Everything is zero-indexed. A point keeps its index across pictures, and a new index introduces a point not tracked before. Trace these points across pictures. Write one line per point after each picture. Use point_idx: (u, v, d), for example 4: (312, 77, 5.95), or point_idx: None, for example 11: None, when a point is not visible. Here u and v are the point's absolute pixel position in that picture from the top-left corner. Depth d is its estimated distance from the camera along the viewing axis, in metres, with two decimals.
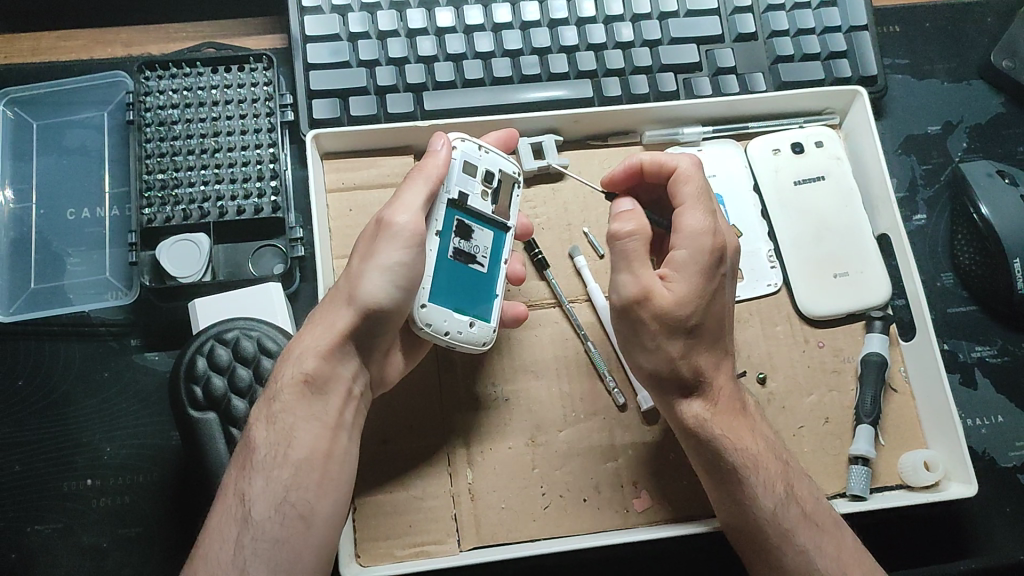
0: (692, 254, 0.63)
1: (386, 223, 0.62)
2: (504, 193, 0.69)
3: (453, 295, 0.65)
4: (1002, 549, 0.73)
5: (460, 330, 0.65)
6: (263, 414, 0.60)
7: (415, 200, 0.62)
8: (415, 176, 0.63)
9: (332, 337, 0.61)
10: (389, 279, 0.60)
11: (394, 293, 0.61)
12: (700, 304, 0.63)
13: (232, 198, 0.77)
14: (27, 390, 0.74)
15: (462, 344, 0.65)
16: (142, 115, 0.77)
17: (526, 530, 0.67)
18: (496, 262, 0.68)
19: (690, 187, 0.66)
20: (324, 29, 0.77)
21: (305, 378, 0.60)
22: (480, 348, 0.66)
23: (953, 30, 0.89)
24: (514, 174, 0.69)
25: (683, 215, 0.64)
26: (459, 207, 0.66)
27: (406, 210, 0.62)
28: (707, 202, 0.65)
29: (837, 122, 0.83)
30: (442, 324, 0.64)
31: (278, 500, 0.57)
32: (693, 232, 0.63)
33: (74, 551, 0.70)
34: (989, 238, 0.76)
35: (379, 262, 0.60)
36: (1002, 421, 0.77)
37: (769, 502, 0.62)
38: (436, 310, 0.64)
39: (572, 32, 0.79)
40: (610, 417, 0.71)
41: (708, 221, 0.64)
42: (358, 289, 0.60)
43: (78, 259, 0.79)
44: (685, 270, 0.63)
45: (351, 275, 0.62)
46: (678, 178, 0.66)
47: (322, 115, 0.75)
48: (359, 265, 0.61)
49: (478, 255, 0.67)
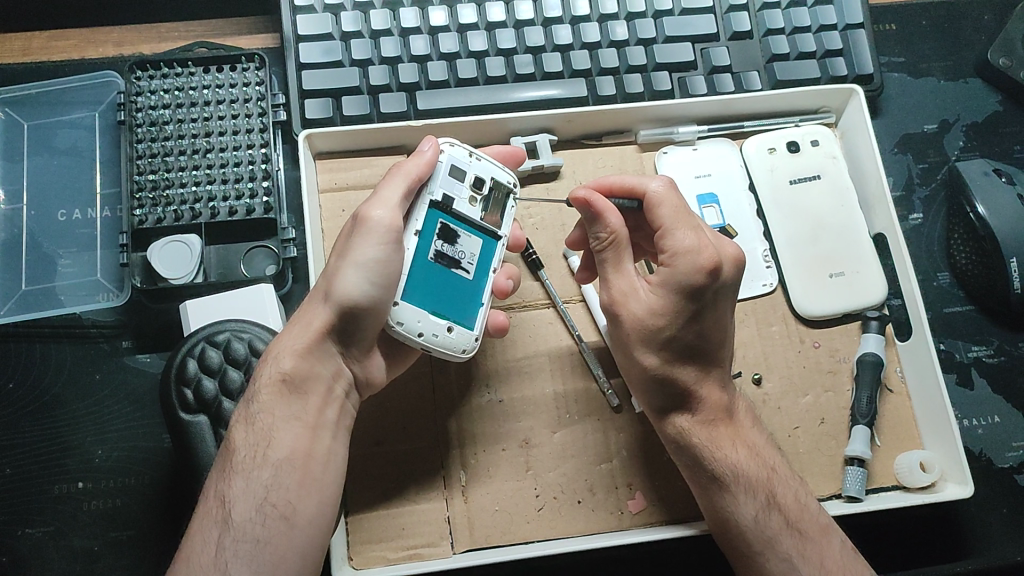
0: (682, 276, 0.61)
1: (362, 220, 0.61)
2: (497, 202, 0.67)
3: (430, 296, 0.63)
4: (998, 550, 0.73)
5: (435, 333, 0.62)
6: (242, 415, 0.61)
7: (391, 196, 0.62)
8: (394, 174, 0.63)
9: (308, 336, 0.62)
10: (365, 276, 0.60)
11: (368, 290, 0.60)
12: (681, 317, 0.62)
13: (224, 199, 0.76)
14: (18, 392, 0.74)
15: (437, 349, 0.63)
16: (133, 115, 0.77)
17: (519, 532, 0.67)
18: (484, 271, 0.66)
19: (666, 209, 0.63)
20: (316, 28, 0.76)
21: (283, 377, 0.61)
22: (458, 356, 0.63)
23: (950, 28, 0.89)
24: (509, 184, 0.67)
25: (667, 238, 0.62)
26: (443, 210, 0.65)
27: (381, 207, 0.61)
28: (689, 218, 0.63)
29: (833, 120, 0.82)
30: (415, 325, 0.62)
31: (258, 502, 0.57)
32: (679, 254, 0.61)
33: (65, 554, 0.70)
34: (986, 238, 0.75)
35: (354, 259, 0.60)
36: (998, 421, 0.76)
37: (748, 511, 0.62)
38: (410, 310, 0.62)
39: (566, 30, 0.79)
40: (605, 418, 0.71)
41: (696, 239, 0.62)
42: (334, 287, 0.60)
43: (69, 261, 0.78)
44: (672, 288, 0.62)
45: (329, 274, 0.62)
46: (650, 201, 0.64)
47: (314, 114, 0.74)
48: (337, 263, 0.61)
49: (463, 261, 0.64)
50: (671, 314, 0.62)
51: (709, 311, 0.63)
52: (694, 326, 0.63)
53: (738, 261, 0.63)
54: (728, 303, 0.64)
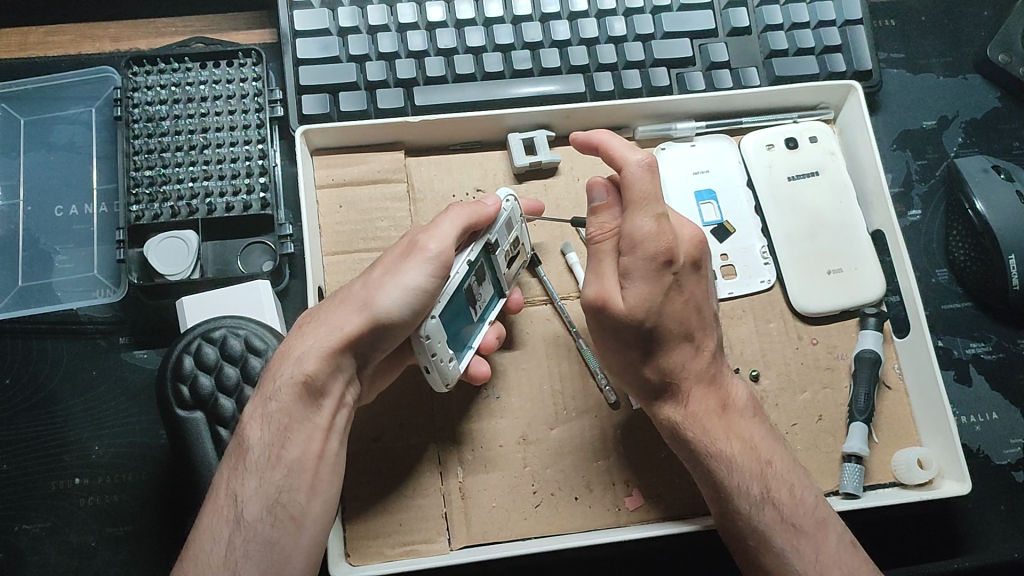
0: (638, 262, 0.62)
1: (421, 246, 0.62)
2: (514, 264, 0.70)
3: (451, 322, 0.62)
4: (995, 547, 0.73)
5: (442, 359, 0.61)
6: (257, 412, 0.59)
7: (450, 230, 0.62)
8: (461, 207, 0.63)
9: (339, 341, 0.60)
10: (407, 301, 0.60)
11: (406, 315, 0.60)
12: (655, 307, 0.62)
13: (221, 194, 0.76)
14: (15, 388, 0.74)
15: (434, 373, 0.61)
16: (130, 111, 0.77)
17: (517, 528, 0.67)
18: (482, 319, 0.67)
19: (636, 192, 0.63)
20: (314, 24, 0.76)
21: (306, 380, 0.59)
22: (440, 385, 0.62)
23: (949, 23, 0.89)
24: (525, 253, 0.72)
25: (629, 223, 0.62)
26: (488, 252, 0.66)
27: (439, 239, 0.61)
28: (656, 204, 0.63)
29: (831, 116, 0.82)
30: (437, 345, 0.60)
31: (270, 501, 0.56)
32: (636, 241, 0.62)
33: (63, 551, 0.70)
34: (985, 235, 0.75)
35: (402, 281, 0.60)
36: (996, 418, 0.76)
37: (748, 506, 0.61)
38: (440, 328, 0.60)
39: (564, 26, 0.78)
40: (603, 415, 0.71)
41: (655, 228, 0.62)
42: (375, 300, 0.60)
43: (66, 256, 0.78)
44: (636, 274, 0.62)
45: (370, 284, 0.62)
46: (625, 178, 0.64)
47: (311, 110, 0.74)
48: (382, 278, 0.62)
49: (478, 303, 0.66)
50: (643, 304, 0.62)
51: (676, 291, 0.64)
52: (668, 312, 0.63)
53: (696, 246, 0.65)
54: (697, 286, 0.65)
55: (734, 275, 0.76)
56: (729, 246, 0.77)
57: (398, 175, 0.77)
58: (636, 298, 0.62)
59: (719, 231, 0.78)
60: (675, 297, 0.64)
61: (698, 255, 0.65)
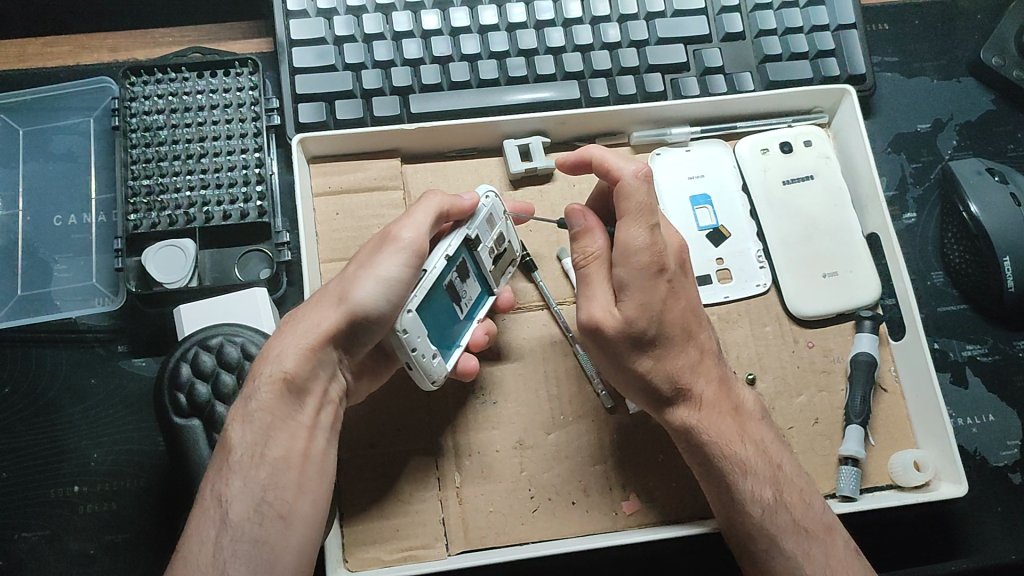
0: (632, 273, 0.62)
1: (392, 237, 0.62)
2: (503, 264, 0.71)
3: (432, 318, 0.63)
4: (993, 550, 0.73)
5: (423, 353, 0.61)
6: (238, 413, 0.59)
7: (423, 220, 0.63)
8: (431, 197, 0.64)
9: (316, 337, 0.61)
10: (383, 291, 0.60)
11: (384, 306, 0.61)
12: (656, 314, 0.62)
13: (218, 202, 0.76)
14: (14, 397, 0.74)
15: (416, 369, 0.61)
16: (128, 121, 0.77)
17: (514, 533, 0.67)
18: (470, 317, 0.67)
19: (632, 202, 0.63)
20: (310, 33, 0.76)
21: (285, 377, 0.59)
22: (427, 382, 0.62)
23: (943, 27, 0.89)
24: (516, 253, 0.72)
25: (621, 233, 0.63)
26: (469, 248, 0.66)
27: (412, 228, 0.62)
28: (650, 214, 0.63)
29: (825, 120, 0.83)
30: (417, 339, 0.60)
31: (255, 501, 0.56)
32: (629, 252, 0.62)
33: (61, 558, 0.70)
34: (979, 238, 0.75)
35: (376, 273, 0.61)
36: (993, 420, 0.76)
37: (740, 507, 0.62)
38: (418, 322, 0.61)
39: (559, 33, 0.79)
40: (599, 419, 0.71)
41: (648, 239, 0.62)
42: (351, 293, 0.60)
43: (64, 266, 0.79)
44: (632, 285, 0.62)
45: (345, 279, 0.62)
46: (620, 189, 0.64)
47: (308, 118, 0.75)
48: (357, 271, 0.62)
49: (463, 300, 0.66)
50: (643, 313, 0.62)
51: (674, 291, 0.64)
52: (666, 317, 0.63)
53: (681, 251, 0.66)
54: (687, 286, 0.66)
55: (729, 279, 0.77)
56: (725, 251, 0.77)
57: (395, 182, 0.77)
58: (631, 309, 0.62)
59: (714, 235, 0.78)
60: (675, 299, 0.64)
61: (682, 258, 0.66)
